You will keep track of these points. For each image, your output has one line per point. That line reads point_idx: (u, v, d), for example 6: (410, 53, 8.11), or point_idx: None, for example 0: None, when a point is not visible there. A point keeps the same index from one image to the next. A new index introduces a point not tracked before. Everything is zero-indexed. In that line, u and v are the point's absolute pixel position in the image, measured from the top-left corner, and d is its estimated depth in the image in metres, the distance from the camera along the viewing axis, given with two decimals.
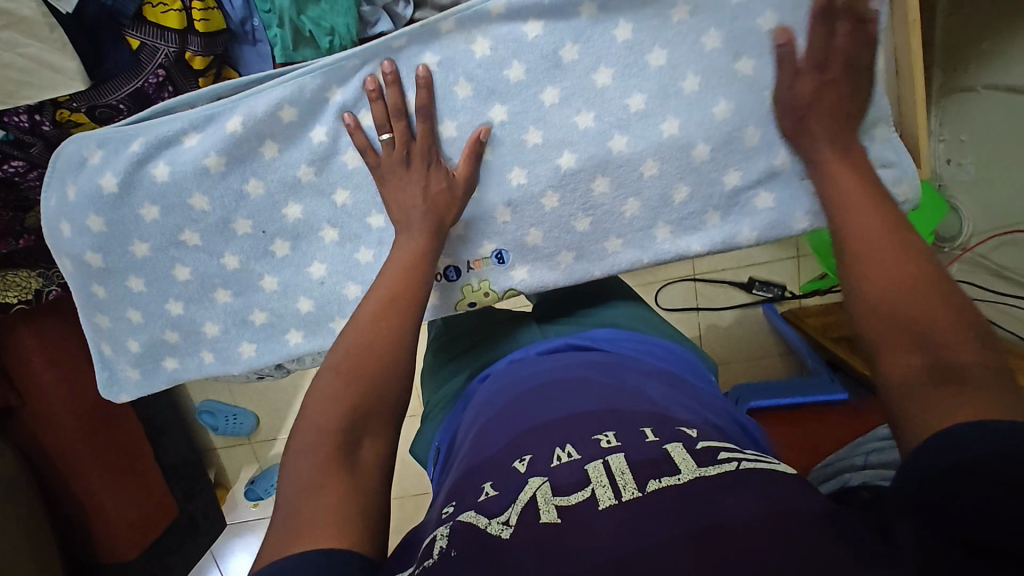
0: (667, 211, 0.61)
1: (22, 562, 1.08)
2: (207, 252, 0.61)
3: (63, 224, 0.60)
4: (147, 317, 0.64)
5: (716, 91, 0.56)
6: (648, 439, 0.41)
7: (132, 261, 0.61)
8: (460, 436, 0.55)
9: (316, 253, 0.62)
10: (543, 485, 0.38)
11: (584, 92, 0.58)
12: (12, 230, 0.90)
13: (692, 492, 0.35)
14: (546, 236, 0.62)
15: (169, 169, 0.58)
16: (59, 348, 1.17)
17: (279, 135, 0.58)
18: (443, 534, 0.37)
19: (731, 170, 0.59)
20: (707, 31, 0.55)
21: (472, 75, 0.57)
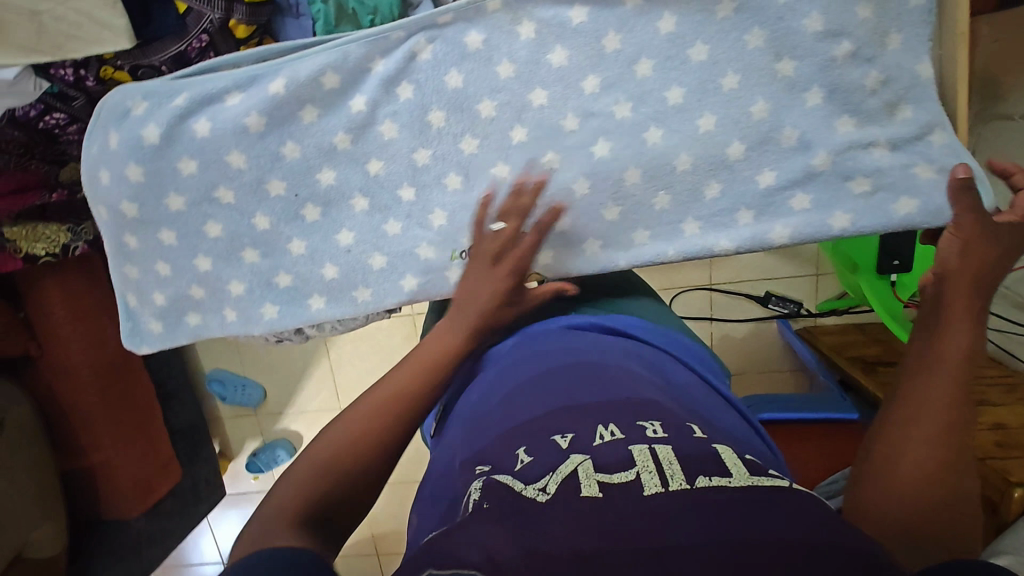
0: (695, 207, 0.60)
1: (31, 511, 1.11)
2: (240, 211, 0.62)
3: (103, 172, 0.62)
4: (175, 271, 0.65)
5: (757, 89, 0.56)
6: (694, 435, 0.43)
7: (165, 213, 0.62)
8: (482, 392, 0.57)
9: (346, 220, 0.63)
10: (585, 462, 0.41)
11: (624, 83, 0.58)
12: (47, 183, 1.07)
13: (738, 497, 0.35)
14: (575, 221, 0.62)
15: (209, 126, 0.59)
16: (82, 304, 1.21)
17: (319, 101, 0.59)
18: (477, 489, 0.42)
19: (766, 170, 0.58)
20: (751, 29, 0.55)
21: (515, 56, 0.58)
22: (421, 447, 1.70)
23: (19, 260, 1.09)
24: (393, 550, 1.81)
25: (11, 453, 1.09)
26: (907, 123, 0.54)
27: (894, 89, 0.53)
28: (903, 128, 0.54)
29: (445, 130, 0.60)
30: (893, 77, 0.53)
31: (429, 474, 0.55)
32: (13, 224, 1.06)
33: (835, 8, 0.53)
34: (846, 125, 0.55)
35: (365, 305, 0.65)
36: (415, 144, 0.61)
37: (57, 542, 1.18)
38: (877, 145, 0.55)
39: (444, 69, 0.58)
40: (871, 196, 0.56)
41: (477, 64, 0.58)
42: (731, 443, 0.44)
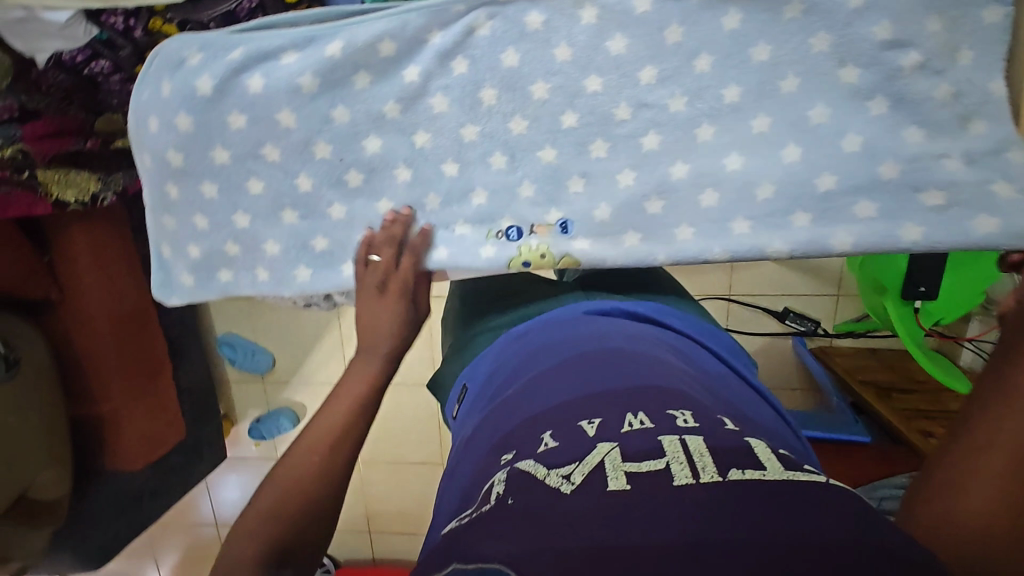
0: (748, 206, 0.59)
1: (39, 455, 1.13)
2: (283, 170, 0.62)
3: (151, 119, 0.62)
4: (212, 226, 0.65)
5: (818, 94, 0.55)
6: (726, 428, 0.42)
7: (209, 166, 0.62)
8: (511, 372, 0.58)
9: (387, 190, 0.63)
10: (613, 451, 0.40)
11: (682, 77, 0.57)
12: (83, 130, 1.08)
13: (774, 491, 0.35)
14: (615, 213, 0.62)
15: (262, 82, 0.59)
16: (106, 256, 1.21)
17: (374, 68, 0.58)
18: (501, 480, 0.41)
19: (826, 172, 0.57)
20: (818, 32, 0.54)
21: (574, 40, 0.57)
22: (425, 429, 1.71)
23: (49, 206, 1.05)
24: (386, 528, 1.82)
25: (25, 395, 1.10)
26: (979, 138, 0.53)
27: (963, 104, 0.53)
28: (969, 143, 0.53)
29: (495, 108, 0.60)
30: (960, 92, 0.52)
31: (456, 448, 0.56)
32: (46, 168, 1.03)
33: (907, 18, 0.52)
34: (914, 136, 0.54)
35: None
36: (463, 121, 0.60)
37: (61, 487, 1.20)
38: (949, 158, 0.54)
39: (502, 47, 0.58)
40: (945, 210, 0.55)
41: (534, 45, 0.57)
42: (764, 439, 0.44)
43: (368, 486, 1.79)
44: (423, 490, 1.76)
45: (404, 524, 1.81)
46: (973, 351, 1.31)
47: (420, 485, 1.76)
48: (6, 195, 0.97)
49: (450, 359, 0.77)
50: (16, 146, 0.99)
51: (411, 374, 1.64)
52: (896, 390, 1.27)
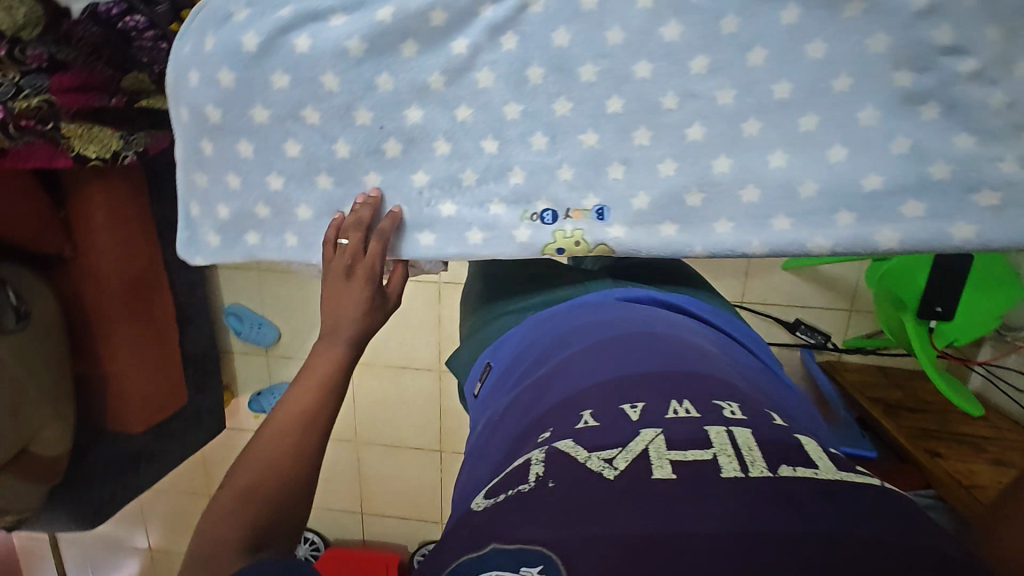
0: (789, 204, 0.59)
1: (44, 408, 1.13)
2: (322, 134, 0.61)
3: (192, 73, 0.61)
4: (245, 185, 0.65)
5: (869, 96, 0.55)
6: (773, 422, 0.42)
7: (247, 124, 0.62)
8: (543, 349, 0.58)
9: (424, 162, 0.62)
10: (657, 439, 0.40)
11: (733, 69, 0.56)
12: (108, 88, 1.03)
13: (827, 492, 0.35)
14: (654, 203, 0.61)
15: (310, 43, 0.58)
16: (121, 216, 1.20)
17: (423, 36, 0.58)
18: (538, 459, 0.41)
19: (872, 173, 0.56)
20: (876, 33, 0.53)
21: (627, 23, 0.56)
22: (426, 415, 1.70)
23: (70, 160, 1.05)
24: (378, 511, 1.82)
25: (34, 349, 1.09)
26: None
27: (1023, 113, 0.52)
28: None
29: (541, 88, 0.59)
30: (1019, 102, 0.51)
31: (483, 425, 0.55)
32: (70, 121, 1.02)
33: (969, 23, 0.50)
34: (966, 143, 0.54)
35: (427, 249, 0.65)
36: (507, 98, 0.59)
37: (62, 443, 1.20)
38: (1005, 161, 0.53)
39: (554, 25, 0.57)
40: (1002, 210, 0.54)
41: (587, 26, 0.57)
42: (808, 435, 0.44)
43: (365, 467, 1.78)
44: (419, 476, 1.76)
45: (398, 508, 1.80)
46: (983, 375, 1.30)
47: (418, 470, 1.76)
48: (29, 144, 0.99)
49: (469, 343, 0.77)
50: (42, 96, 0.96)
51: (418, 357, 1.65)
52: (904, 408, 1.27)
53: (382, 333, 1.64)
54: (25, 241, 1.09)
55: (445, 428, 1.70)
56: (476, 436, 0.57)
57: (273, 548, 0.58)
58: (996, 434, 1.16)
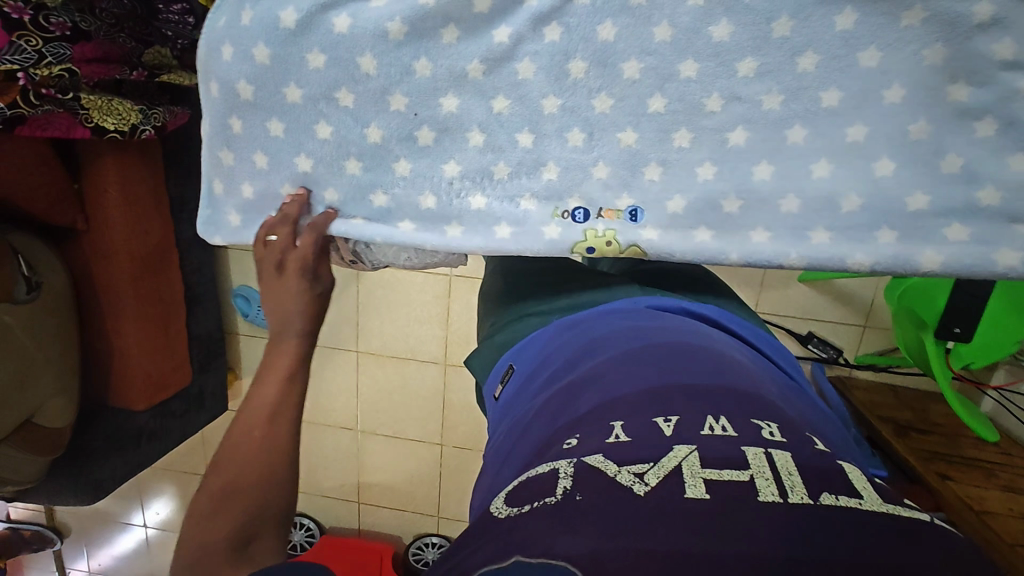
0: (828, 216, 0.56)
1: (49, 379, 1.11)
2: (354, 118, 0.61)
3: (226, 47, 0.60)
4: (271, 165, 0.65)
5: (921, 109, 0.51)
6: (816, 447, 0.40)
7: (280, 103, 0.62)
8: (570, 355, 0.56)
9: (457, 152, 0.61)
10: (691, 456, 0.38)
11: (782, 73, 0.53)
12: (129, 60, 1.04)
13: (874, 524, 0.33)
14: (689, 207, 0.59)
15: (349, 23, 0.57)
16: (133, 191, 1.17)
17: (465, 23, 0.56)
18: (566, 472, 0.39)
19: (918, 192, 0.53)
20: (934, 44, 0.50)
21: (676, 20, 0.54)
22: (428, 408, 1.69)
23: (88, 132, 1.02)
24: (375, 501, 1.81)
25: (42, 323, 1.08)
26: None
27: None
28: None
29: (582, 83, 0.57)
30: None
31: (506, 429, 0.54)
32: (90, 93, 1.00)
33: None
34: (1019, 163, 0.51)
35: (453, 241, 0.63)
36: (546, 91, 0.58)
37: (64, 416, 1.18)
38: None
39: (600, 18, 0.55)
40: None
41: (635, 20, 0.54)
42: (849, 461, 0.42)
43: (364, 456, 1.77)
44: (418, 468, 1.75)
45: (395, 500, 1.79)
46: (996, 399, 1.29)
47: (417, 463, 1.74)
48: (47, 114, 0.96)
49: (486, 342, 0.75)
50: (63, 65, 0.95)
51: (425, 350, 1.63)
52: (914, 429, 1.25)
53: (390, 323, 1.63)
54: (36, 208, 1.07)
55: (448, 422, 1.69)
56: (496, 439, 0.55)
57: (264, 544, 0.60)
58: (1007, 461, 1.15)
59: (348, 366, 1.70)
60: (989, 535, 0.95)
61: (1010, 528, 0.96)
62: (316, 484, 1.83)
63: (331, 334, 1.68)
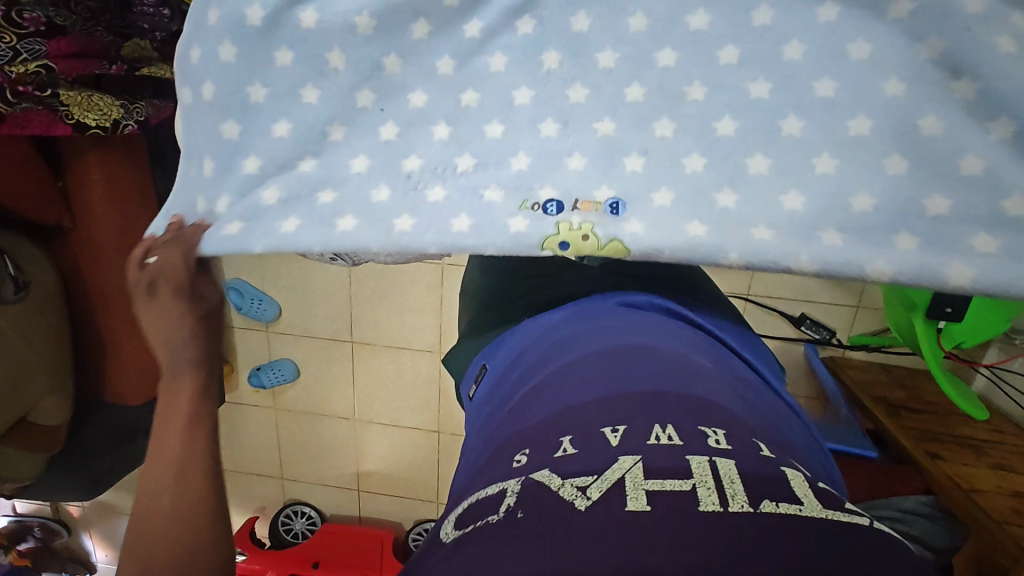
0: (839, 215, 0.52)
1: (44, 377, 1.12)
2: (318, 116, 0.57)
3: (195, 50, 0.58)
4: (218, 166, 0.59)
5: (924, 101, 0.49)
6: (761, 454, 0.40)
7: (242, 101, 0.57)
8: (534, 360, 0.58)
9: (420, 147, 0.57)
10: (634, 467, 0.38)
11: (766, 65, 0.51)
12: (108, 54, 1.03)
13: (812, 532, 0.33)
14: (676, 202, 0.55)
15: (316, 17, 0.55)
16: (118, 185, 1.15)
17: (435, 18, 0.55)
18: (514, 490, 0.39)
19: (937, 194, 0.50)
20: (927, 39, 0.48)
21: (651, 10, 0.53)
22: (423, 398, 1.70)
23: (70, 128, 1.00)
24: (374, 488, 1.83)
25: (33, 322, 1.08)
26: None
27: None
28: None
29: (556, 74, 0.55)
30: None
31: (475, 434, 0.56)
32: (69, 89, 0.98)
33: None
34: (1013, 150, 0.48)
35: (402, 236, 0.57)
36: (518, 82, 0.55)
37: (62, 413, 1.20)
38: None
39: (572, 10, 0.54)
40: None
41: (609, 11, 0.53)
42: (800, 466, 0.42)
43: (362, 446, 1.79)
44: (417, 456, 1.76)
45: (394, 488, 1.81)
46: (988, 378, 1.30)
47: (415, 452, 1.76)
48: (26, 111, 0.96)
49: (468, 338, 0.77)
50: (39, 62, 0.94)
51: (419, 339, 1.64)
52: (906, 408, 1.26)
53: (383, 314, 1.64)
54: (23, 209, 1.07)
55: (444, 409, 1.70)
56: (469, 440, 0.58)
57: None
58: (997, 438, 1.15)
59: (343, 356, 1.70)
60: (977, 515, 0.96)
61: (995, 505, 0.97)
62: (315, 473, 1.85)
63: (325, 324, 1.68)
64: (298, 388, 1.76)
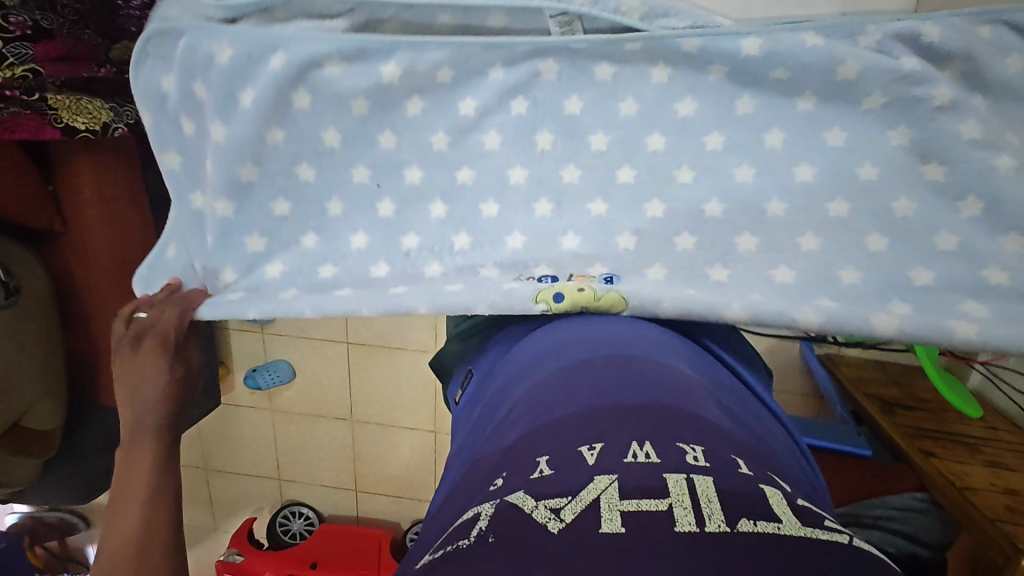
0: (791, 255, 0.64)
1: (36, 382, 1.12)
2: (322, 191, 0.72)
3: (218, 129, 0.71)
4: (235, 237, 0.75)
5: (865, 153, 0.62)
6: (740, 471, 0.38)
7: (242, 185, 0.72)
8: (517, 371, 0.58)
9: (422, 225, 0.71)
10: (610, 487, 0.37)
11: (748, 148, 0.64)
12: (97, 57, 1.02)
13: (791, 549, 0.32)
14: (667, 275, 0.66)
15: (309, 99, 0.69)
16: (110, 189, 1.15)
17: (428, 92, 0.67)
18: (487, 513, 0.38)
19: (919, 267, 0.62)
20: (832, 128, 0.62)
21: (639, 98, 0.65)
22: (419, 399, 1.70)
23: (58, 132, 0.98)
24: (371, 489, 1.83)
25: (22, 327, 1.08)
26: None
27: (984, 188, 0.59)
28: None
29: (549, 154, 0.68)
30: (883, 168, 0.62)
31: (459, 444, 0.56)
32: (57, 92, 0.98)
33: (917, 122, 0.60)
34: None
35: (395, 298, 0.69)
36: (513, 163, 0.68)
37: (54, 418, 1.19)
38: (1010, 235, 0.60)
39: (567, 93, 0.66)
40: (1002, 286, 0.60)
41: (599, 97, 0.65)
42: (781, 482, 0.41)
43: (358, 447, 1.79)
44: (413, 457, 1.77)
45: (391, 489, 1.81)
46: (983, 375, 1.29)
47: (411, 453, 1.76)
48: (14, 116, 0.93)
49: (457, 347, 0.79)
50: (26, 66, 0.93)
51: (414, 342, 1.64)
52: (901, 406, 1.26)
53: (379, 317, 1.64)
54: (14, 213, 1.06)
55: (440, 410, 1.70)
56: (455, 447, 0.58)
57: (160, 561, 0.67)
58: (992, 435, 1.15)
59: (338, 358, 1.70)
60: (970, 510, 0.96)
61: (990, 504, 0.96)
62: (311, 473, 1.85)
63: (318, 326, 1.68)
64: (294, 390, 1.76)
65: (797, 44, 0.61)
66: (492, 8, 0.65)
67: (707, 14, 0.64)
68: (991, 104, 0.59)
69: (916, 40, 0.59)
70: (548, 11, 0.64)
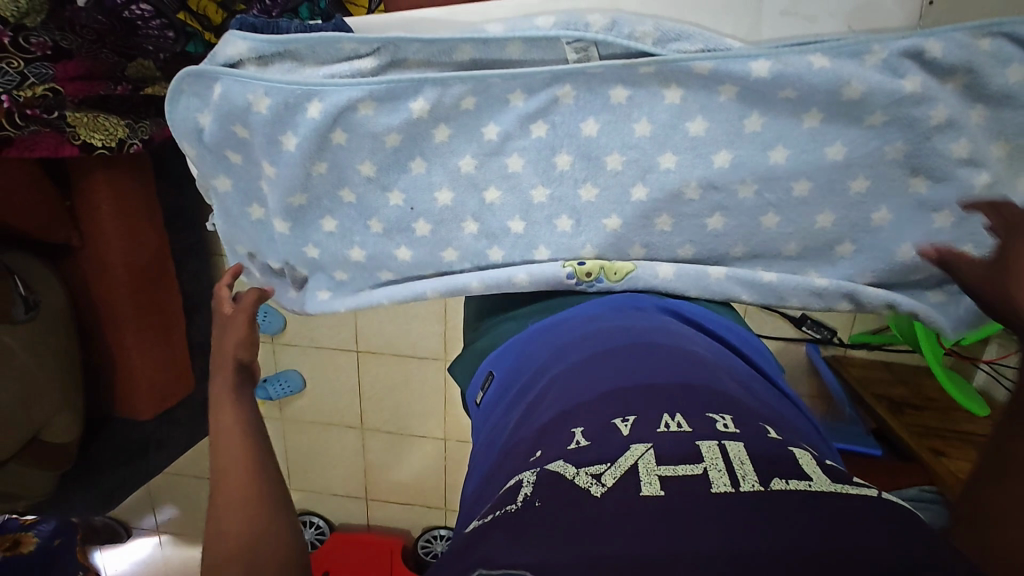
0: (772, 259, 0.71)
1: (54, 395, 1.13)
2: (358, 211, 0.74)
3: (267, 165, 0.73)
4: (290, 251, 0.79)
5: (860, 166, 0.65)
6: (768, 436, 0.41)
7: (291, 210, 0.76)
8: (541, 365, 0.60)
9: (454, 241, 0.74)
10: (647, 453, 0.39)
11: (757, 165, 0.66)
12: (113, 75, 1.03)
13: (822, 506, 0.33)
14: (677, 274, 0.71)
15: (346, 136, 0.70)
16: (129, 203, 1.17)
17: (454, 121, 0.68)
18: (530, 480, 0.40)
19: (867, 272, 0.69)
20: (834, 143, 0.65)
21: (654, 118, 0.66)
22: (430, 403, 1.71)
23: (76, 149, 1.04)
24: (383, 496, 1.83)
25: (43, 340, 1.09)
26: None
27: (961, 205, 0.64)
28: None
29: (569, 173, 0.69)
30: (873, 181, 0.65)
31: (488, 437, 0.58)
32: (76, 110, 1.01)
33: (915, 134, 0.63)
34: None
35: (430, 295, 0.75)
36: (535, 182, 0.70)
37: (72, 432, 1.21)
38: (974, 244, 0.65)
39: (583, 117, 0.67)
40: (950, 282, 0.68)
41: (617, 117, 0.67)
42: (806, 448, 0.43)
43: (369, 454, 1.80)
44: (424, 462, 1.77)
45: (401, 496, 1.82)
46: (989, 373, 1.30)
47: (423, 459, 1.77)
48: (34, 134, 0.97)
49: (473, 352, 0.82)
50: (46, 85, 0.94)
51: (424, 348, 1.66)
52: (908, 406, 1.28)
53: (388, 323, 1.65)
54: (32, 229, 1.07)
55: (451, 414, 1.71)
56: (481, 442, 0.60)
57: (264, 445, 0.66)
58: None
59: (349, 364, 1.72)
60: None
61: None
62: (324, 481, 1.86)
63: (328, 334, 1.70)
64: (304, 400, 1.77)
65: (806, 67, 0.62)
66: (510, 39, 0.66)
67: (718, 37, 0.66)
68: (993, 114, 0.61)
69: (920, 56, 0.60)
70: (565, 39, 0.65)
